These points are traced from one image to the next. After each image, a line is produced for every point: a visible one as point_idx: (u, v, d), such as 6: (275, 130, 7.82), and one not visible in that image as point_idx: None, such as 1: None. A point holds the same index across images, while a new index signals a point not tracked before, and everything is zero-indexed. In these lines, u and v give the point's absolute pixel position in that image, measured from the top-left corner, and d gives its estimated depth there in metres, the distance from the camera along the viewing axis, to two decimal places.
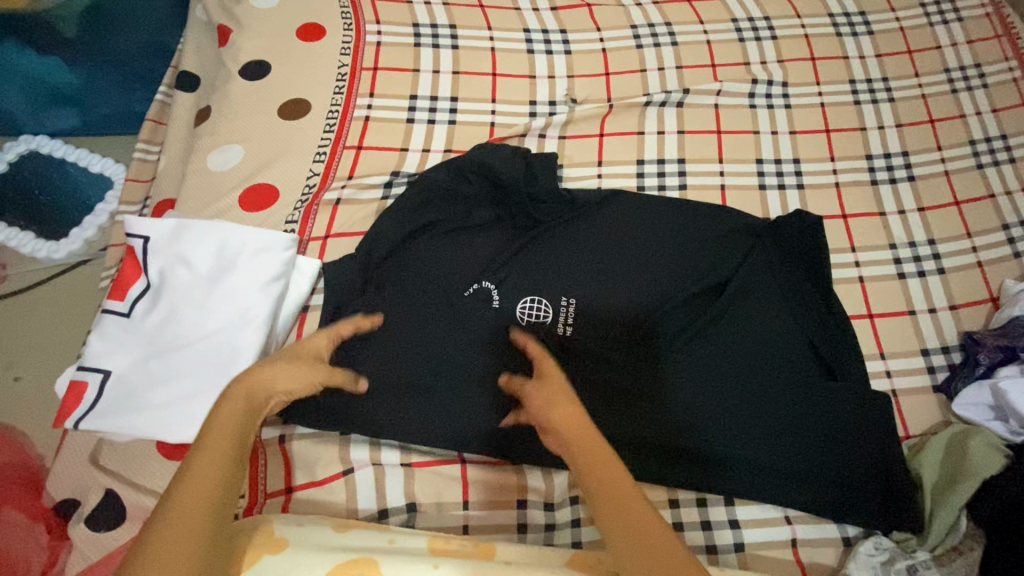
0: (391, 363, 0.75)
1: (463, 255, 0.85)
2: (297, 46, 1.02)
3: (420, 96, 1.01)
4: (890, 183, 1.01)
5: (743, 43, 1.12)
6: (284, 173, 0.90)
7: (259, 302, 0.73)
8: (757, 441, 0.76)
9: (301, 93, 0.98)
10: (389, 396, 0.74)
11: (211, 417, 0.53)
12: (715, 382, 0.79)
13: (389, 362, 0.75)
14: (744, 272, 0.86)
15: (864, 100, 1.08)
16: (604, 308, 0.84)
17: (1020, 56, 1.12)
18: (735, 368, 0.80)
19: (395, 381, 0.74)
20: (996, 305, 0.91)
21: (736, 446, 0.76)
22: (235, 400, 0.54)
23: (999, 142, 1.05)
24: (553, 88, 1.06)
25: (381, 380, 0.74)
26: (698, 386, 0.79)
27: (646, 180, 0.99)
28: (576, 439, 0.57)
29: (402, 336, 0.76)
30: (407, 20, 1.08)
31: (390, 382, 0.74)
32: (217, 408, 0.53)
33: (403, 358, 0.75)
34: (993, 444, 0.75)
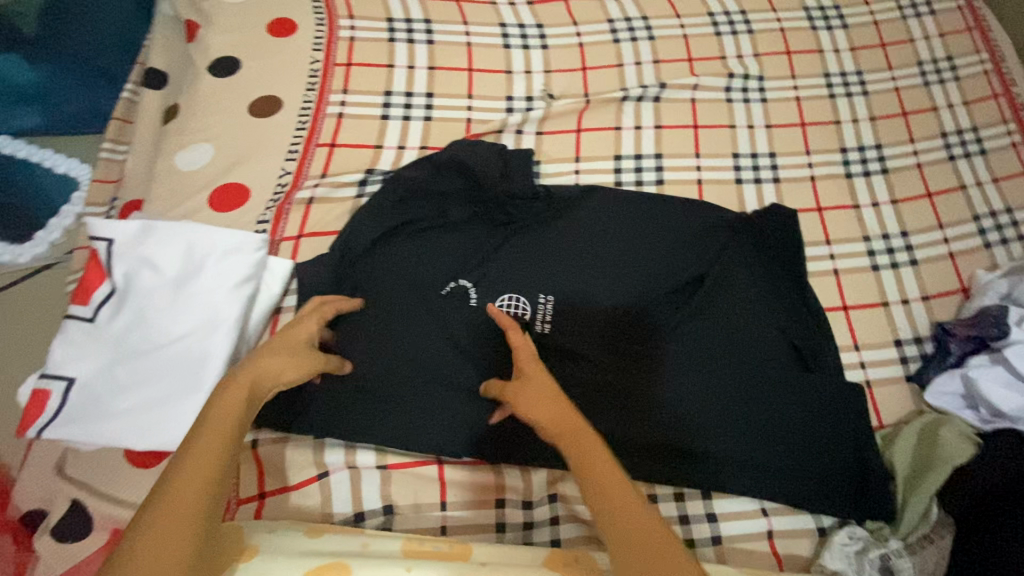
0: (370, 365, 0.75)
1: (440, 254, 0.84)
2: (268, 41, 1.00)
3: (395, 92, 1.00)
4: (864, 176, 1.02)
5: (720, 37, 1.12)
6: (256, 171, 0.88)
7: (229, 304, 0.72)
8: (737, 436, 0.77)
9: (272, 90, 0.96)
10: (367, 400, 0.73)
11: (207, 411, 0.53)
12: (694, 377, 0.79)
13: (368, 365, 0.75)
14: (722, 267, 0.86)
15: (839, 94, 1.09)
16: (584, 304, 0.84)
17: (991, 49, 1.14)
18: (715, 363, 0.80)
19: (373, 382, 0.74)
20: (967, 295, 0.93)
21: (715, 441, 0.77)
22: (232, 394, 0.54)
23: (970, 134, 1.06)
24: (530, 83, 1.05)
25: (361, 382, 0.74)
26: (677, 382, 0.79)
27: (623, 175, 0.99)
28: (567, 434, 0.56)
29: (380, 339, 0.76)
30: (381, 15, 1.06)
31: (369, 386, 0.74)
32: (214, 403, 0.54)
33: (382, 360, 0.75)
34: (964, 433, 0.76)
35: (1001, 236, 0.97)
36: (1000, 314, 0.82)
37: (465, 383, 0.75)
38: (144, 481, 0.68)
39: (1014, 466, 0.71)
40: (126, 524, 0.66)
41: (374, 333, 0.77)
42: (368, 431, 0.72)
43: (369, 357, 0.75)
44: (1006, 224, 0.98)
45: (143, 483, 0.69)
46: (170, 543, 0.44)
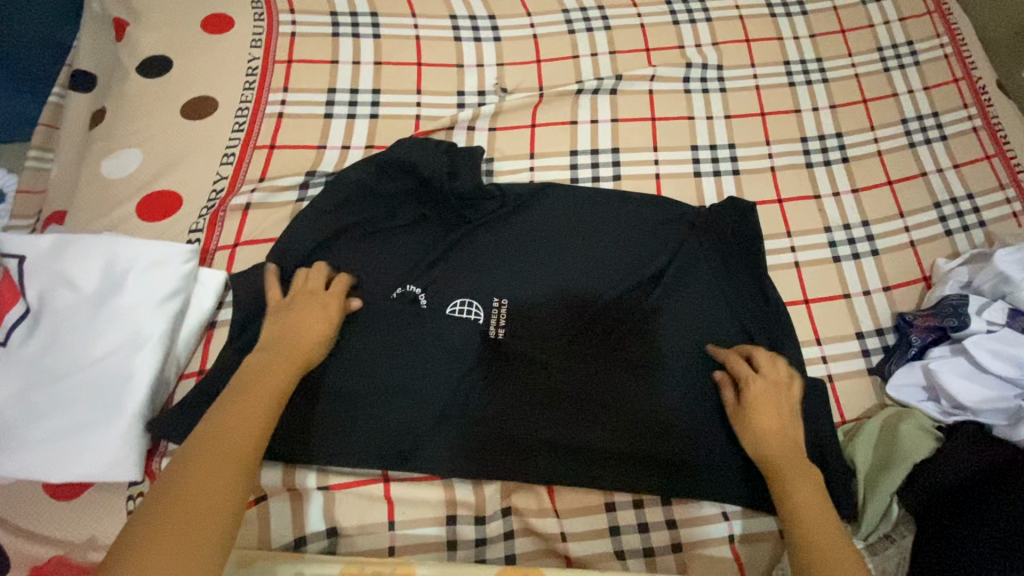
0: (325, 378, 0.71)
1: (390, 259, 0.81)
2: (202, 38, 0.95)
3: (339, 89, 0.95)
4: (825, 165, 1.00)
5: (678, 26, 1.09)
6: (188, 177, 0.84)
7: (155, 321, 0.67)
8: (703, 438, 0.74)
9: (206, 89, 0.90)
10: (326, 416, 0.71)
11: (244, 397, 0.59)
12: (658, 379, 0.76)
13: (322, 378, 0.71)
14: (680, 264, 0.84)
15: (799, 82, 1.07)
16: (541, 306, 0.80)
17: (951, 33, 1.13)
18: (679, 364, 0.78)
19: (331, 397, 0.71)
20: (929, 284, 0.91)
21: (683, 443, 0.74)
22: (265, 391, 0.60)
23: (931, 120, 1.05)
24: (482, 76, 1.01)
25: (318, 399, 0.71)
26: (640, 384, 0.76)
27: (580, 171, 0.96)
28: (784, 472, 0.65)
29: (335, 351, 0.73)
30: (324, 8, 1.01)
31: (328, 403, 0.71)
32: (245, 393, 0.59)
33: (339, 373, 0.72)
34: (925, 428, 0.75)
35: (962, 223, 0.96)
36: (960, 302, 0.81)
37: (421, 395, 0.73)
38: (65, 514, 0.64)
39: (977, 461, 0.70)
40: (42, 562, 0.62)
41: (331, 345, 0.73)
42: (328, 450, 0.70)
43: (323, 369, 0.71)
44: (967, 210, 0.97)
45: (60, 518, 0.63)
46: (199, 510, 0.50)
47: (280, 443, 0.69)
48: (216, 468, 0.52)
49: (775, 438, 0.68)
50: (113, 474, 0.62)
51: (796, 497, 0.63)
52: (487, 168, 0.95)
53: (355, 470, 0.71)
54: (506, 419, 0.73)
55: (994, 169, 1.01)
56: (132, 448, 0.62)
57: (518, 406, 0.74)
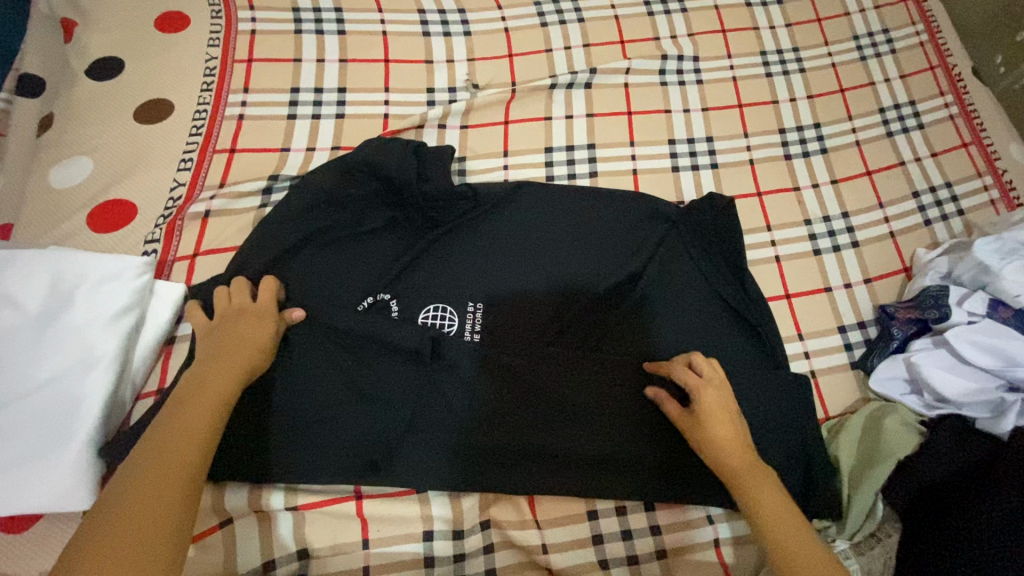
0: (280, 390, 0.69)
1: (356, 267, 0.78)
2: (155, 38, 0.90)
3: (303, 88, 0.92)
4: (803, 157, 0.99)
5: (653, 17, 1.07)
6: (143, 185, 0.80)
7: (107, 340, 0.64)
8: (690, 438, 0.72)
9: (160, 92, 0.86)
10: (279, 430, 0.68)
11: (201, 387, 0.58)
12: (640, 379, 0.74)
13: (273, 392, 0.69)
14: (659, 262, 0.82)
15: (776, 73, 1.05)
16: (517, 309, 0.78)
17: (926, 20, 1.12)
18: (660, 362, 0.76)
19: (287, 412, 0.68)
20: (909, 275, 0.90)
21: (669, 444, 0.72)
22: (221, 387, 0.59)
23: (908, 108, 1.04)
24: (452, 73, 0.98)
25: (270, 413, 0.68)
26: (623, 386, 0.74)
27: (555, 169, 0.93)
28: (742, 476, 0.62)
29: (289, 363, 0.70)
30: (286, 4, 0.97)
31: (281, 417, 0.68)
32: (203, 401, 0.57)
33: (292, 385, 0.69)
34: (906, 423, 0.74)
35: (941, 212, 0.96)
36: (941, 293, 0.80)
37: (391, 406, 0.70)
38: (15, 547, 0.60)
39: (962, 455, 0.69)
40: None
41: (280, 358, 0.70)
42: (285, 466, 0.68)
43: (276, 382, 0.69)
44: (946, 199, 0.97)
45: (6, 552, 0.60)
46: (164, 478, 0.50)
47: (230, 460, 0.67)
48: (166, 470, 0.50)
49: (732, 445, 0.63)
50: (64, 505, 0.58)
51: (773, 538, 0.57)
52: (459, 168, 0.92)
53: (326, 489, 0.69)
54: (484, 428, 0.71)
55: (971, 157, 1.00)
56: (84, 477, 0.59)
57: (498, 413, 0.72)
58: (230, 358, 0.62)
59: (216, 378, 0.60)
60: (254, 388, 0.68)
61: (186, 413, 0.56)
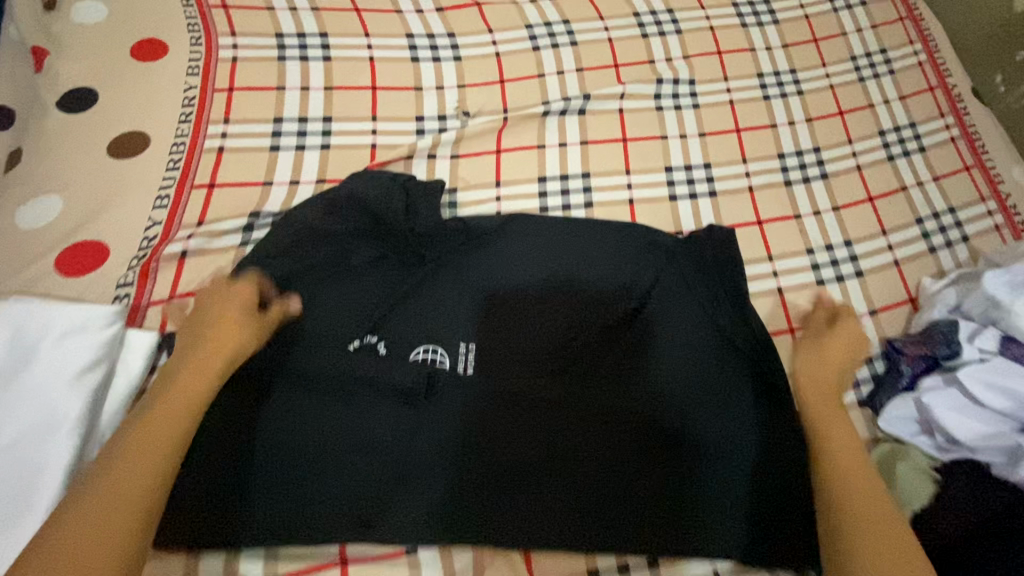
0: (257, 436, 0.66)
1: (341, 304, 0.74)
2: (132, 68, 0.87)
3: (286, 118, 0.88)
4: (804, 183, 0.96)
5: (647, 39, 1.04)
6: (115, 225, 0.76)
7: (72, 397, 0.60)
8: (693, 483, 0.69)
9: (137, 125, 0.83)
10: (260, 486, 0.64)
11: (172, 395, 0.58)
12: (645, 418, 0.71)
13: (246, 440, 0.65)
14: (662, 294, 0.79)
15: (773, 95, 1.03)
16: (514, 346, 0.75)
17: (924, 40, 1.10)
18: (664, 401, 0.72)
19: (260, 463, 0.65)
20: (915, 306, 0.88)
21: (672, 488, 0.69)
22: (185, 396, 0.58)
23: (908, 131, 1.02)
24: (442, 100, 0.95)
25: (241, 462, 0.64)
26: (628, 427, 0.70)
27: (549, 199, 0.90)
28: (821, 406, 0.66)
29: (263, 408, 0.67)
30: (269, 30, 0.94)
31: (262, 471, 0.65)
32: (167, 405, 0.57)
33: (269, 431, 0.66)
34: (922, 469, 0.71)
35: (945, 239, 0.93)
36: (950, 329, 0.77)
37: (380, 453, 0.67)
38: None
39: (976, 509, 0.66)
40: None
41: (255, 402, 0.67)
42: (254, 523, 0.63)
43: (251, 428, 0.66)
44: (950, 225, 0.94)
45: None
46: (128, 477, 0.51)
47: (190, 517, 0.63)
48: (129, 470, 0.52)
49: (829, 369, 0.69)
50: None
51: (831, 459, 0.61)
52: (450, 200, 0.88)
53: (309, 553, 0.65)
54: (480, 476, 0.67)
55: (973, 181, 0.98)
56: None
57: (494, 458, 0.68)
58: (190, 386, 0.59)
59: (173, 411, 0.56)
60: (220, 434, 0.65)
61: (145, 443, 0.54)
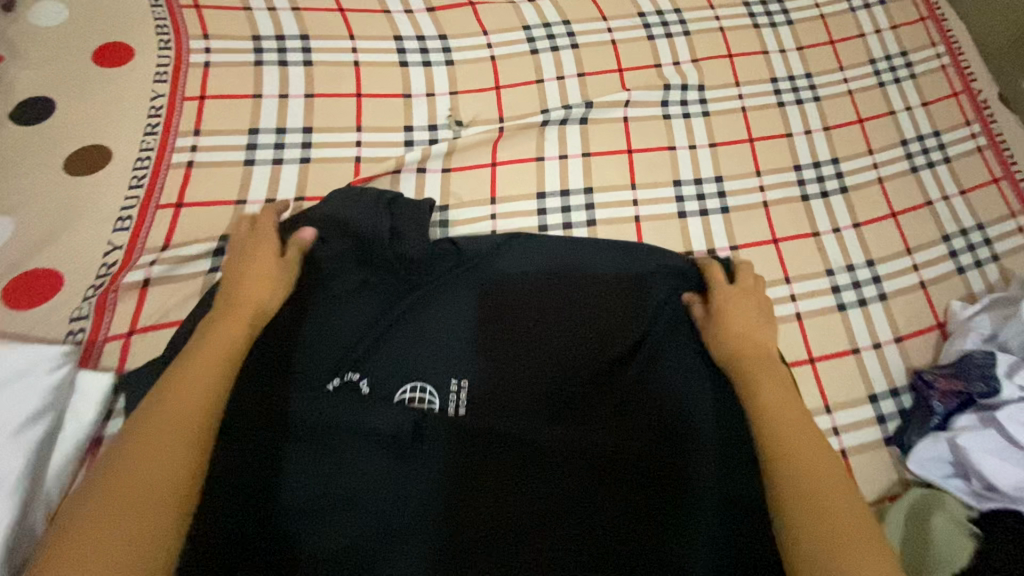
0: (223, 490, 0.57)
1: (322, 339, 0.67)
2: (94, 75, 0.80)
3: (263, 130, 0.81)
4: (822, 197, 0.89)
5: (653, 41, 0.97)
6: (72, 250, 0.69)
7: (11, 454, 0.52)
8: (718, 540, 0.60)
9: (97, 139, 0.76)
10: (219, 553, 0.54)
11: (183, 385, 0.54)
12: (662, 462, 0.62)
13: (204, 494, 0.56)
14: (673, 324, 0.72)
15: (789, 101, 0.96)
16: (509, 382, 0.68)
17: (947, 41, 1.03)
18: (682, 443, 0.64)
19: (223, 518, 0.56)
20: (944, 332, 0.81)
21: (698, 546, 0.59)
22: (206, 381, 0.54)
23: (932, 140, 0.95)
24: (433, 108, 0.88)
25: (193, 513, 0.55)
26: (643, 472, 0.61)
27: (549, 217, 0.83)
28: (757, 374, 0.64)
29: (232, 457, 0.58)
30: (245, 32, 0.87)
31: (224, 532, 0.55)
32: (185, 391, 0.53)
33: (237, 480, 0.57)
34: (959, 522, 0.65)
35: (974, 258, 0.86)
36: (987, 362, 0.70)
37: (363, 508, 0.59)
38: None
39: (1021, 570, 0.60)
40: None
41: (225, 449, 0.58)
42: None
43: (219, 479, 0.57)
44: (979, 243, 0.88)
45: None
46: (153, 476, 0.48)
47: None
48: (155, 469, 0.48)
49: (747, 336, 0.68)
50: None
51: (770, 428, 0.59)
52: (441, 219, 0.82)
53: None
54: (476, 533, 0.58)
55: (1003, 194, 0.91)
56: None
57: (490, 510, 0.59)
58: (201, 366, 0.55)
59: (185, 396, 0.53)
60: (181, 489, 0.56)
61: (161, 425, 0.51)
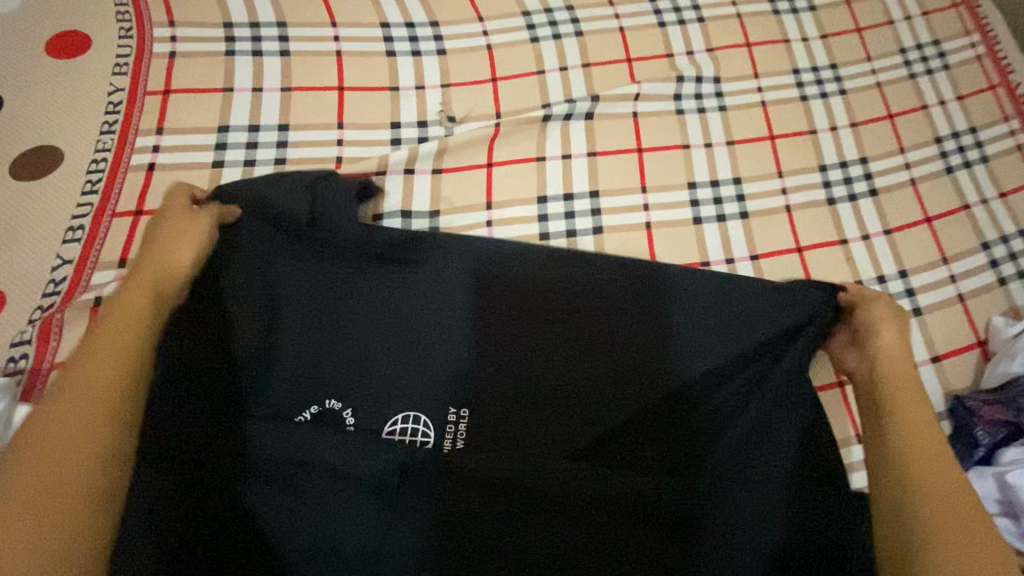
0: (183, 542, 0.48)
1: (282, 366, 0.58)
2: (46, 67, 0.72)
3: (234, 127, 0.73)
4: (849, 200, 0.82)
5: (664, 28, 0.89)
6: (20, 267, 0.63)
7: None
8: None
9: (48, 139, 0.68)
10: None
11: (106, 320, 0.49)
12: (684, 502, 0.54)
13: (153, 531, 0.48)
14: (694, 338, 0.62)
15: (812, 95, 0.87)
16: (514, 409, 0.59)
17: (983, 29, 0.94)
18: (706, 481, 0.56)
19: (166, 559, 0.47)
20: (985, 351, 0.74)
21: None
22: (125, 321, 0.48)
23: (969, 137, 0.87)
24: (423, 103, 0.80)
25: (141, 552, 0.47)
26: (662, 514, 0.53)
27: (551, 224, 0.76)
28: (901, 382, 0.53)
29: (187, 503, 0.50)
30: (214, 18, 0.78)
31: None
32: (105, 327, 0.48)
33: (194, 531, 0.49)
34: None
35: (1017, 268, 0.79)
36: None
37: (343, 561, 0.51)
38: None
39: None
40: None
41: (175, 499, 0.49)
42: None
43: (168, 532, 0.48)
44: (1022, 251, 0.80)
45: None
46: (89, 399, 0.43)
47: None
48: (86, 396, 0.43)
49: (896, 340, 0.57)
50: None
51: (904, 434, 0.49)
52: (432, 226, 0.74)
53: None
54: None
55: None
56: None
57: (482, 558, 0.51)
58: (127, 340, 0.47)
59: (110, 366, 0.45)
60: (125, 545, 0.47)
61: (85, 396, 0.43)
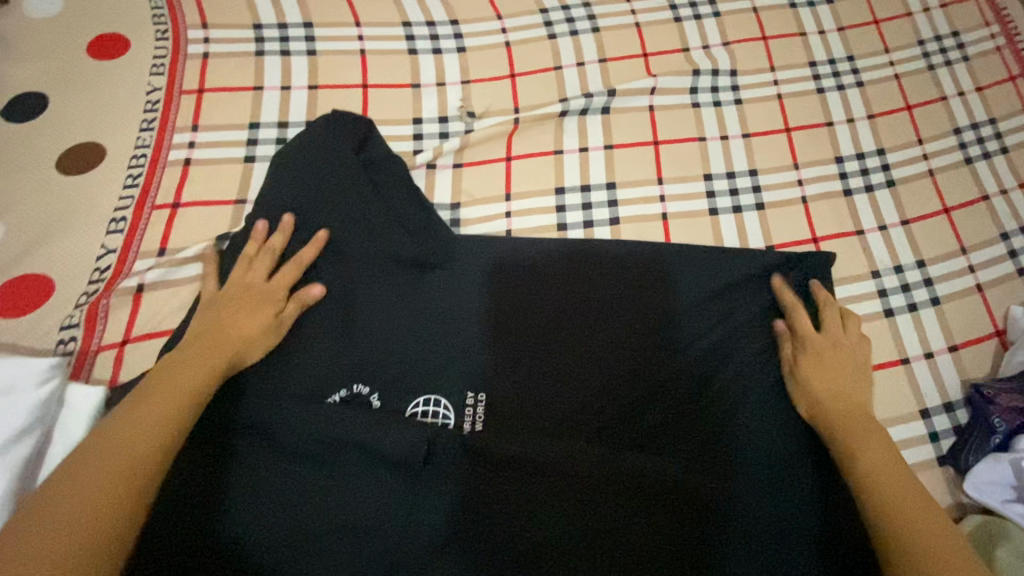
0: (206, 555, 0.49)
1: (309, 343, 0.60)
2: (88, 68, 0.76)
3: (264, 124, 0.77)
4: (866, 191, 0.82)
5: (681, 24, 0.90)
6: (66, 255, 0.67)
7: None
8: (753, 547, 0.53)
9: (92, 136, 0.72)
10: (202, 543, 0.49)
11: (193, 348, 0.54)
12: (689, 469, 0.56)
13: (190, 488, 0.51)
14: (699, 319, 0.65)
15: (828, 87, 0.88)
16: (529, 383, 0.61)
17: (1002, 21, 0.93)
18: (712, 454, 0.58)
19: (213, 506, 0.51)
20: (1004, 341, 0.74)
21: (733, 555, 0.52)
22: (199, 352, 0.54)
23: (988, 128, 0.86)
24: (444, 98, 0.82)
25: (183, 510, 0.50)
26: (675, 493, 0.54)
27: (569, 215, 0.78)
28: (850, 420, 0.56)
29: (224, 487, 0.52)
30: (243, 19, 0.81)
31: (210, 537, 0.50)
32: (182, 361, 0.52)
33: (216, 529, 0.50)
34: None
35: None
36: None
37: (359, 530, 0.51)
38: None
39: None
40: None
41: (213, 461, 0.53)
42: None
43: (196, 526, 0.50)
44: None
45: None
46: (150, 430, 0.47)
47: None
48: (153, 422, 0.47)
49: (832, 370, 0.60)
50: None
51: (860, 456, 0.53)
52: (452, 218, 0.77)
53: None
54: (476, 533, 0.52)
55: None
56: None
57: (500, 513, 0.52)
58: (158, 413, 0.48)
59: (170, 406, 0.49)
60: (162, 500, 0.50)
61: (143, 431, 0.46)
